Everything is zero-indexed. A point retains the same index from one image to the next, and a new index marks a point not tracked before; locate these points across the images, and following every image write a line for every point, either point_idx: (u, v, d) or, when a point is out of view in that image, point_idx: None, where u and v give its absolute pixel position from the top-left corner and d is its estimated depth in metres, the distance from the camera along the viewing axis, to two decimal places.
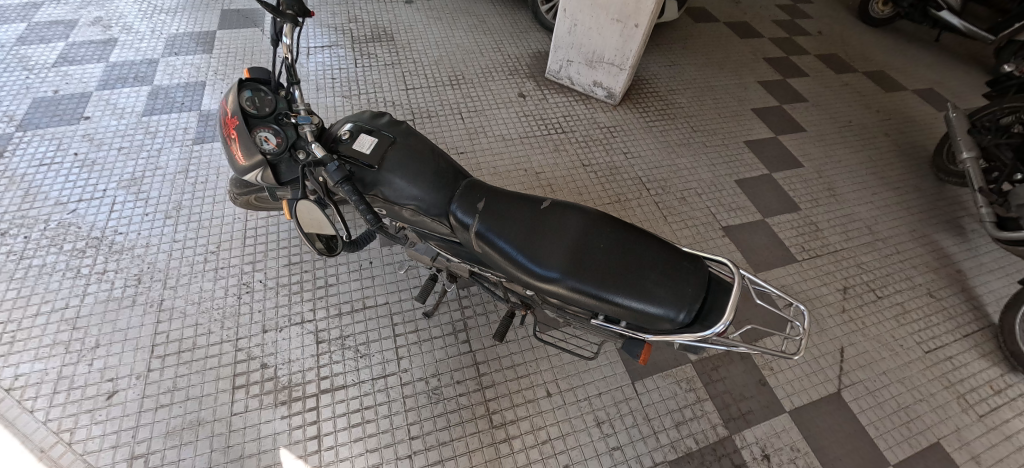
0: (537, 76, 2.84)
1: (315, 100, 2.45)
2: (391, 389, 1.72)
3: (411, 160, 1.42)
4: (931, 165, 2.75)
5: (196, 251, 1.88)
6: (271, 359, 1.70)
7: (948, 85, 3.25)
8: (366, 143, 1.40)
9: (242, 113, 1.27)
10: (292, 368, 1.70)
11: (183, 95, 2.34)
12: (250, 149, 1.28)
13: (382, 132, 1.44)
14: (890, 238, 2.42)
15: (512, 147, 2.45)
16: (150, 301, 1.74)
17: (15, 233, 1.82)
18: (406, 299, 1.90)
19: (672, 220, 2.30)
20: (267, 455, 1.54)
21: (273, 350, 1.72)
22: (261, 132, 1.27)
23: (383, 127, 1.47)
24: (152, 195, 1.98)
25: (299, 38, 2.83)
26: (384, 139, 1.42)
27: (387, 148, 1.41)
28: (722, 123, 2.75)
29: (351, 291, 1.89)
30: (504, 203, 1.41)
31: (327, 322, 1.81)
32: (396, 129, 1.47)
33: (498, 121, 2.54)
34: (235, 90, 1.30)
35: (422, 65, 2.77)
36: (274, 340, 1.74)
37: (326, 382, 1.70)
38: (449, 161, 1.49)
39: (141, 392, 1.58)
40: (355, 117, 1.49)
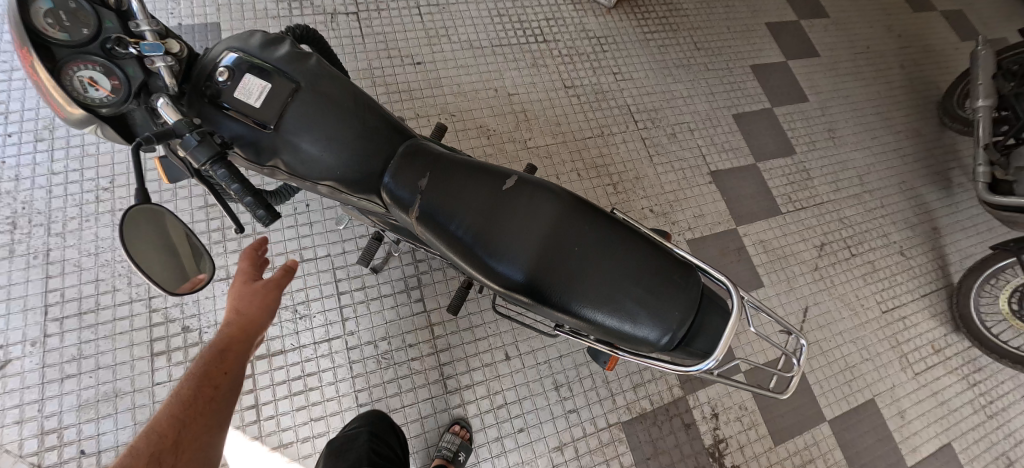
0: None
1: None
2: (336, 354, 1.59)
3: (326, 117, 0.99)
4: (937, 106, 2.52)
5: (87, 186, 1.55)
6: (194, 322, 1.51)
7: (975, 6, 2.89)
8: (254, 87, 0.94)
9: (38, 38, 0.81)
10: None
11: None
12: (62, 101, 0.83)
13: (279, 69, 0.97)
14: (877, 189, 2.29)
15: (481, 59, 2.05)
16: (35, 251, 1.46)
17: None
18: (352, 252, 1.68)
19: (657, 161, 2.07)
20: None
21: (196, 311, 1.52)
22: (79, 69, 0.83)
23: (280, 60, 0.98)
24: (15, 109, 1.56)
25: None
26: (284, 83, 0.96)
27: (288, 98, 0.96)
28: (726, 38, 2.38)
29: (285, 240, 1.64)
30: (454, 175, 1.05)
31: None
32: (301, 62, 1.00)
33: (466, 21, 2.08)
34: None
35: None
36: (194, 299, 1.53)
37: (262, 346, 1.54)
38: (382, 113, 1.07)
39: (38, 361, 1.38)
40: (238, 41, 1.00)
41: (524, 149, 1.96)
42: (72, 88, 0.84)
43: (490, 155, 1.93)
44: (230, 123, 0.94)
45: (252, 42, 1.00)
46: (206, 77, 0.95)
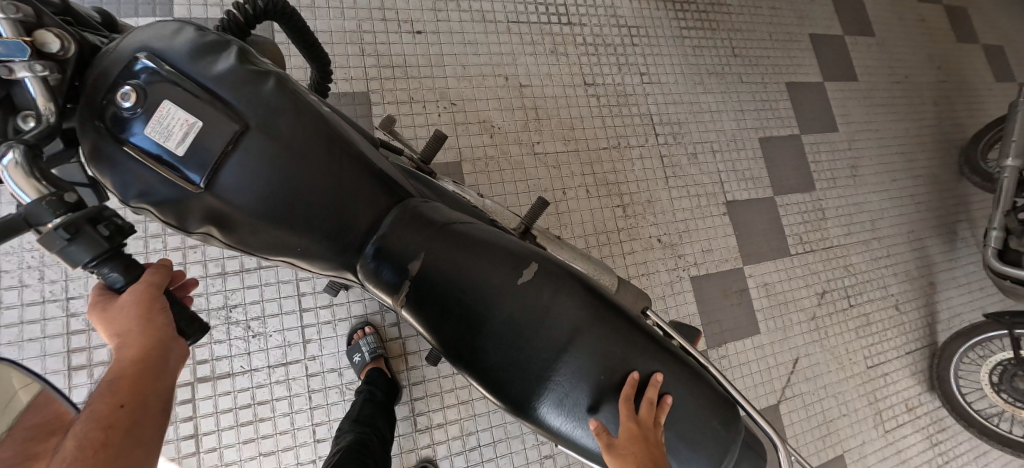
0: None
1: None
2: (294, 380, 1.38)
3: (287, 168, 0.67)
4: (960, 151, 2.38)
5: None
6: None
7: (1017, 44, 2.71)
8: (174, 121, 0.61)
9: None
10: None
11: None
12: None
13: (215, 93, 0.64)
14: (886, 237, 2.18)
15: (495, 36, 1.75)
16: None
17: None
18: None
19: (673, 184, 1.86)
20: None
21: None
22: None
23: (218, 77, 0.65)
24: None
25: None
26: (220, 117, 0.63)
27: (226, 141, 0.63)
28: (767, 47, 2.12)
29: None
30: (460, 253, 0.78)
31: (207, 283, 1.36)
32: (250, 82, 0.66)
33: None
34: None
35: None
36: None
37: (207, 364, 1.33)
38: (370, 162, 0.75)
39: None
40: (155, 40, 0.66)
41: (530, 154, 1.70)
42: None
43: (491, 158, 1.65)
44: (137, 173, 0.62)
45: (178, 42, 0.67)
46: (99, 93, 0.63)
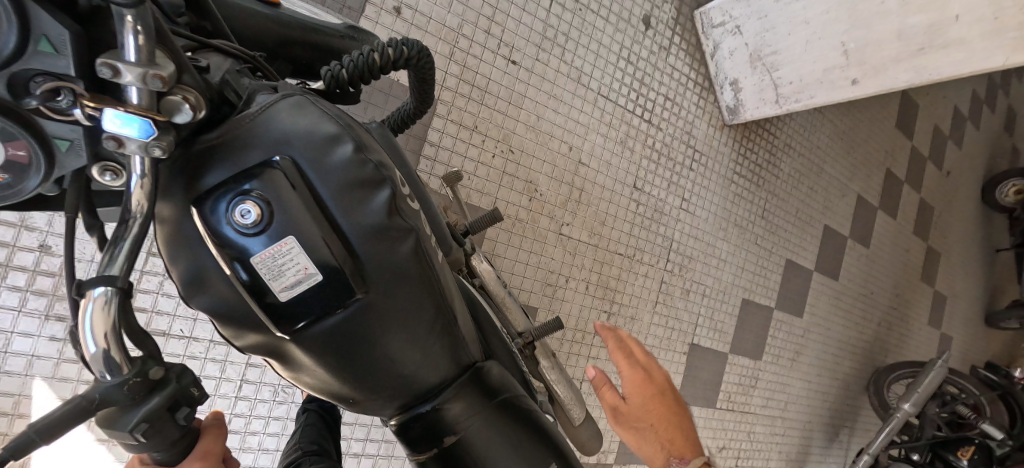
0: (682, 8, 1.88)
1: None
2: (231, 364, 1.29)
3: (381, 337, 0.58)
4: (875, 371, 2.65)
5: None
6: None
7: (959, 301, 3.06)
8: (292, 269, 0.50)
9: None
10: (94, 274, 1.14)
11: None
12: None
13: (351, 242, 0.53)
14: (789, 419, 2.42)
15: (580, 103, 1.69)
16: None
17: None
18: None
19: (658, 310, 1.92)
20: (14, 381, 1.08)
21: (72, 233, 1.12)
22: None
23: (357, 216, 0.53)
24: None
25: None
26: (349, 281, 0.53)
27: (343, 306, 0.54)
28: (789, 222, 2.23)
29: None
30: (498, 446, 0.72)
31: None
32: (390, 236, 0.55)
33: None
34: None
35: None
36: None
37: (143, 314, 1.18)
38: (456, 338, 0.68)
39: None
40: (298, 136, 0.52)
41: (555, 232, 1.67)
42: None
43: (519, 220, 1.60)
44: (218, 286, 0.52)
45: (329, 145, 0.53)
46: (210, 170, 0.50)
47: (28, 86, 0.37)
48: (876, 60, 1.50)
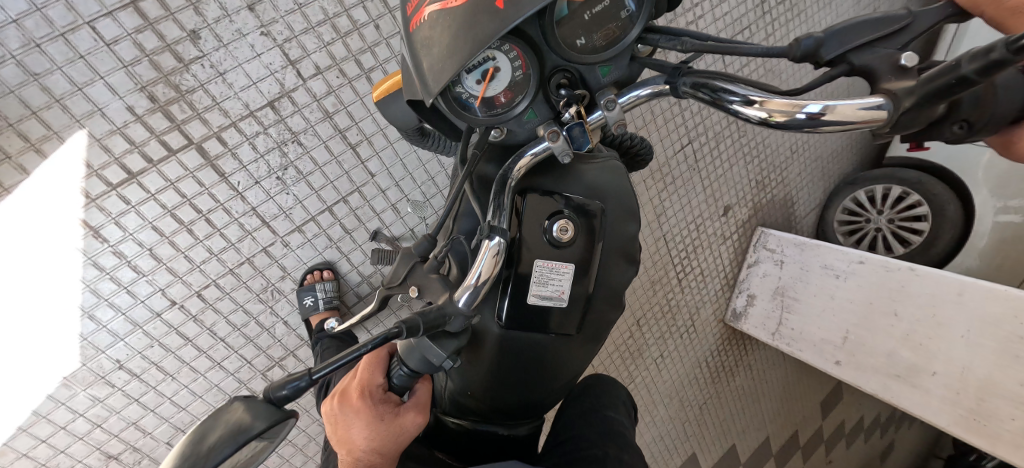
0: (753, 217, 2.16)
1: None
2: (249, 241, 1.27)
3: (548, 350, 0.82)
4: None
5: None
6: (203, 46, 1.12)
7: None
8: (556, 287, 0.76)
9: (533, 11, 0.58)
10: (215, 89, 1.15)
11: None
12: (444, 59, 0.57)
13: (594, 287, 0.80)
14: None
15: (647, 233, 1.87)
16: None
17: None
18: (392, 211, 1.44)
19: None
20: (68, 121, 1.05)
21: (224, 45, 1.14)
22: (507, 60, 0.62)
23: (607, 277, 0.81)
24: None
25: None
26: (573, 313, 0.79)
27: (554, 326, 0.80)
28: (717, 429, 2.42)
29: (367, 118, 1.33)
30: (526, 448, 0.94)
31: (307, 102, 1.25)
32: (607, 300, 0.83)
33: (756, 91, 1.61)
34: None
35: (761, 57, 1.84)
36: (241, 35, 1.15)
37: (217, 147, 1.19)
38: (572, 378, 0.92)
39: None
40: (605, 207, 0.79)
41: None
42: (467, 59, 0.61)
43: None
44: (493, 262, 0.77)
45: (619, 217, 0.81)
46: (544, 198, 0.76)
47: (559, 77, 0.65)
48: (863, 359, 1.82)
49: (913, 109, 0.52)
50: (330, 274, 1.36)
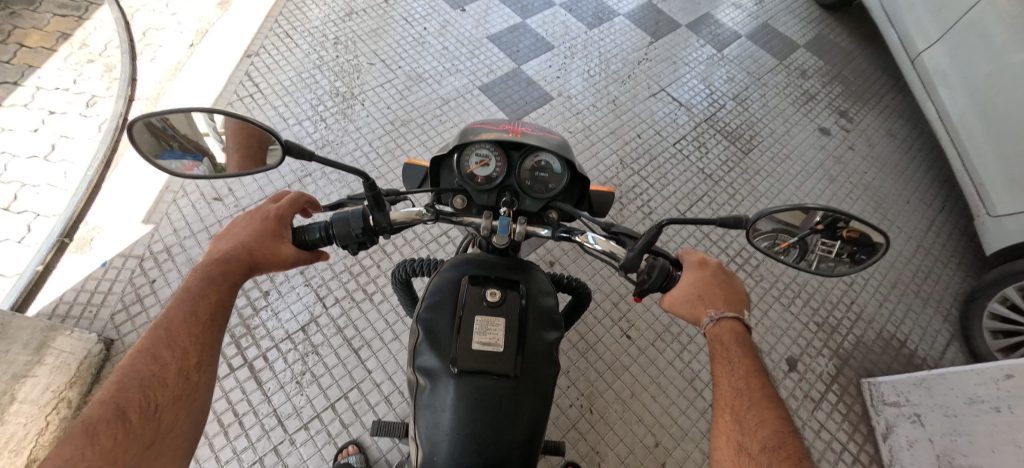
0: (844, 368, 1.70)
1: (590, 120, 1.82)
2: (267, 441, 1.36)
3: (511, 402, 0.75)
4: None
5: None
6: (269, 298, 1.56)
7: None
8: (492, 333, 0.77)
9: (535, 144, 0.77)
10: (271, 321, 1.53)
11: (506, 22, 2.07)
12: (462, 137, 0.79)
13: (526, 353, 0.79)
14: None
15: (684, 404, 1.60)
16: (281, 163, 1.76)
17: (303, 35, 1.96)
18: (384, 403, 1.45)
19: None
20: None
21: (280, 295, 1.58)
22: (498, 157, 0.77)
23: (530, 335, 0.81)
24: (364, 82, 1.85)
25: (679, 45, 2.09)
26: (513, 355, 0.77)
27: (500, 371, 0.75)
28: None
29: (370, 326, 1.55)
30: None
31: (327, 323, 1.55)
32: (538, 357, 0.80)
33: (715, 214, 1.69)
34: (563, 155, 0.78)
35: (753, 197, 1.75)
36: (293, 287, 1.59)
37: (261, 361, 1.47)
38: (528, 455, 0.77)
39: (201, 216, 1.64)
40: (538, 279, 0.89)
41: None
42: (471, 149, 0.78)
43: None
44: (446, 316, 0.82)
45: (537, 292, 0.87)
46: (487, 278, 0.85)
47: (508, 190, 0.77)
48: None
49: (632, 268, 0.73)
50: (353, 449, 1.35)
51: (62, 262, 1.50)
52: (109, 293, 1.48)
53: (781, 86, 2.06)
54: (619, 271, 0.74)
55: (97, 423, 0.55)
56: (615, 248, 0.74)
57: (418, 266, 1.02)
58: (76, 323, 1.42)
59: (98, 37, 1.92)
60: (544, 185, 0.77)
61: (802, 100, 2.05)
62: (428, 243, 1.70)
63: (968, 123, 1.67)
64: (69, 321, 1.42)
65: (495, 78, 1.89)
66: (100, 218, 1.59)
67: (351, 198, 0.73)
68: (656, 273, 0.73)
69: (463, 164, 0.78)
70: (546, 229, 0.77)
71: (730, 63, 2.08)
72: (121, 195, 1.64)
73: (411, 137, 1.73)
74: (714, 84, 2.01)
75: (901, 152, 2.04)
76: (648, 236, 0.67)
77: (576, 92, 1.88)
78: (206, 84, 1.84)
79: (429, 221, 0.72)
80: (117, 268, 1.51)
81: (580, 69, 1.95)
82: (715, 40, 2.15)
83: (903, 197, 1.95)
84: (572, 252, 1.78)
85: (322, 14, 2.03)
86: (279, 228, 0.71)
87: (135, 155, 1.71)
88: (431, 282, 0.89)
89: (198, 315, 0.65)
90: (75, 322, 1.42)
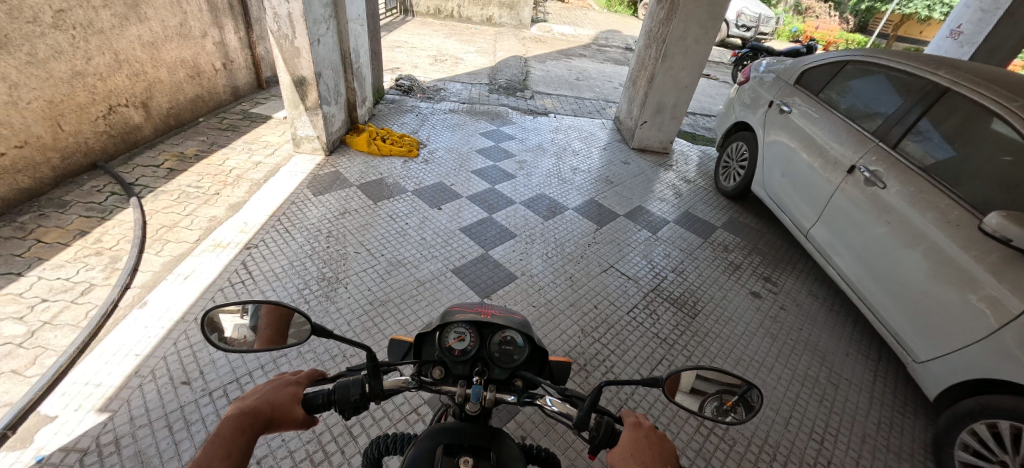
0: None
1: (551, 295, 2.04)
2: None
3: None
4: None
5: (329, 349, 1.87)
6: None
7: None
8: None
9: (501, 323, 0.95)
10: None
11: (476, 216, 2.45)
12: (442, 322, 0.97)
13: None
14: None
15: None
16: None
17: (298, 232, 2.24)
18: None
19: None
20: None
21: None
22: (472, 334, 0.93)
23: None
24: (349, 271, 2.06)
25: (623, 230, 2.49)
26: None
27: None
28: None
29: None
30: None
31: None
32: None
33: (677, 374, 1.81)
34: (522, 334, 0.95)
35: (704, 358, 1.90)
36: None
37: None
38: None
39: (164, 401, 1.63)
40: (505, 445, 0.96)
41: None
42: (449, 328, 0.94)
43: None
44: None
45: (507, 458, 0.94)
46: (459, 448, 0.91)
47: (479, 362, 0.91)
48: None
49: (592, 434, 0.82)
50: None
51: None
52: None
53: (712, 260, 2.40)
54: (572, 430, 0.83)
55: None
56: (569, 409, 0.84)
57: (391, 442, 1.07)
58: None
59: (112, 234, 2.20)
60: (510, 356, 0.91)
61: (730, 270, 2.37)
62: (399, 421, 1.71)
63: (863, 285, 1.96)
64: None
65: (467, 262, 2.16)
66: (54, 408, 1.57)
67: (351, 367, 0.85)
68: (603, 431, 0.82)
69: (443, 339, 0.93)
70: (513, 395, 0.88)
71: (665, 243, 2.45)
72: (85, 384, 1.65)
73: (390, 316, 1.89)
74: (655, 260, 2.33)
75: (829, 313, 2.29)
76: (591, 397, 0.79)
77: (538, 271, 2.15)
78: (200, 276, 2.02)
79: (413, 388, 0.86)
80: (53, 464, 1.43)
81: (540, 252, 2.26)
82: (650, 226, 2.56)
83: (841, 354, 2.13)
84: (543, 424, 1.80)
85: (318, 216, 2.35)
86: (299, 387, 0.78)
87: (113, 342, 1.78)
88: (406, 453, 0.94)
89: (233, 459, 0.67)
90: None
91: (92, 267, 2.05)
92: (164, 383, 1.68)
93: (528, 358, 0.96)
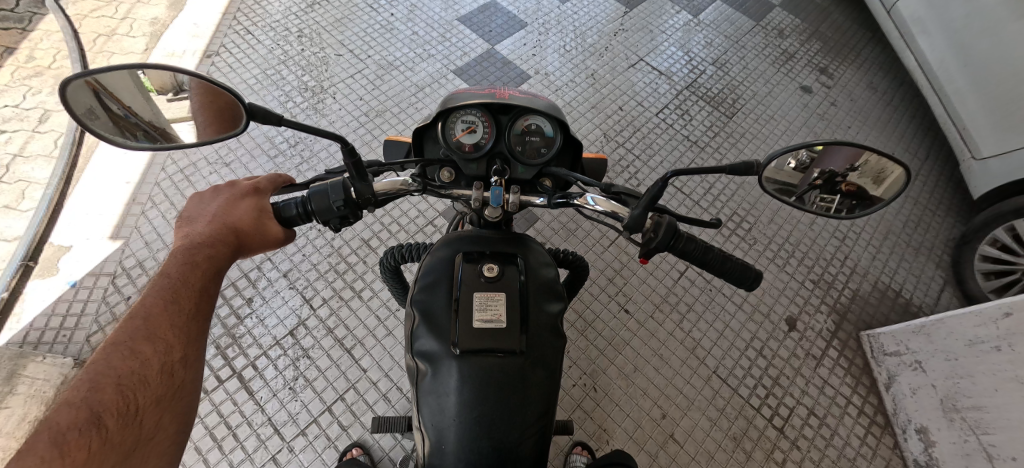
0: (843, 323, 1.67)
1: (570, 96, 1.78)
2: (263, 448, 1.28)
3: (523, 376, 0.71)
4: None
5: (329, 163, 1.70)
6: (253, 305, 1.47)
7: None
8: (495, 309, 0.72)
9: (524, 105, 0.69)
10: (259, 329, 1.44)
11: (476, 2, 2.01)
12: (442, 107, 0.72)
13: (530, 326, 0.74)
14: None
15: (691, 372, 1.54)
16: (254, 162, 1.67)
17: (263, 30, 1.88)
18: (383, 401, 1.38)
19: None
20: None
21: (264, 300, 1.49)
22: (486, 122, 0.70)
23: (533, 309, 0.76)
24: (333, 75, 1.78)
25: (654, 14, 2.06)
26: (517, 327, 0.72)
27: (508, 346, 0.71)
28: None
29: (361, 324, 1.48)
30: None
31: (316, 325, 1.46)
32: (543, 332, 0.75)
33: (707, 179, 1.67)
34: (554, 121, 0.70)
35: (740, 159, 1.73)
36: (277, 291, 1.50)
37: (250, 371, 1.38)
38: (544, 430, 0.73)
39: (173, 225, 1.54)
40: (533, 249, 0.84)
41: None
42: (453, 119, 0.71)
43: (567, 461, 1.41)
44: (442, 298, 0.77)
45: (536, 265, 0.81)
46: (480, 253, 0.79)
47: (498, 161, 0.71)
48: None
49: (646, 242, 0.63)
50: (360, 449, 1.28)
51: (29, 287, 1.39)
52: (82, 315, 1.36)
53: (760, 48, 2.05)
54: (622, 234, 0.65)
55: (66, 430, 0.49)
56: (616, 208, 0.65)
57: (408, 251, 0.95)
58: (50, 348, 1.31)
59: (44, 49, 1.81)
60: (536, 150, 0.71)
61: (782, 60, 2.04)
62: (415, 233, 1.63)
63: (949, 70, 1.74)
64: (40, 348, 1.30)
65: (469, 60, 1.84)
66: (67, 238, 1.47)
67: (331, 171, 0.67)
68: (663, 231, 0.61)
69: (448, 132, 0.71)
70: (542, 197, 0.70)
71: (706, 28, 2.06)
72: (87, 213, 1.52)
73: (390, 125, 1.68)
74: (693, 50, 1.98)
75: (885, 105, 2.04)
76: (654, 192, 0.58)
77: (554, 69, 1.84)
78: None
79: (416, 192, 0.68)
80: (88, 288, 1.40)
81: (556, 45, 1.91)
82: (690, 7, 2.12)
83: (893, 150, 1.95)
84: (564, 230, 1.73)
85: (285, 9, 1.95)
86: (258, 201, 0.66)
87: (98, 169, 1.60)
88: (423, 263, 0.84)
89: (189, 297, 0.61)
90: (47, 348, 1.31)
91: (40, 90, 1.73)
92: (165, 209, 1.56)
93: (559, 152, 0.75)
